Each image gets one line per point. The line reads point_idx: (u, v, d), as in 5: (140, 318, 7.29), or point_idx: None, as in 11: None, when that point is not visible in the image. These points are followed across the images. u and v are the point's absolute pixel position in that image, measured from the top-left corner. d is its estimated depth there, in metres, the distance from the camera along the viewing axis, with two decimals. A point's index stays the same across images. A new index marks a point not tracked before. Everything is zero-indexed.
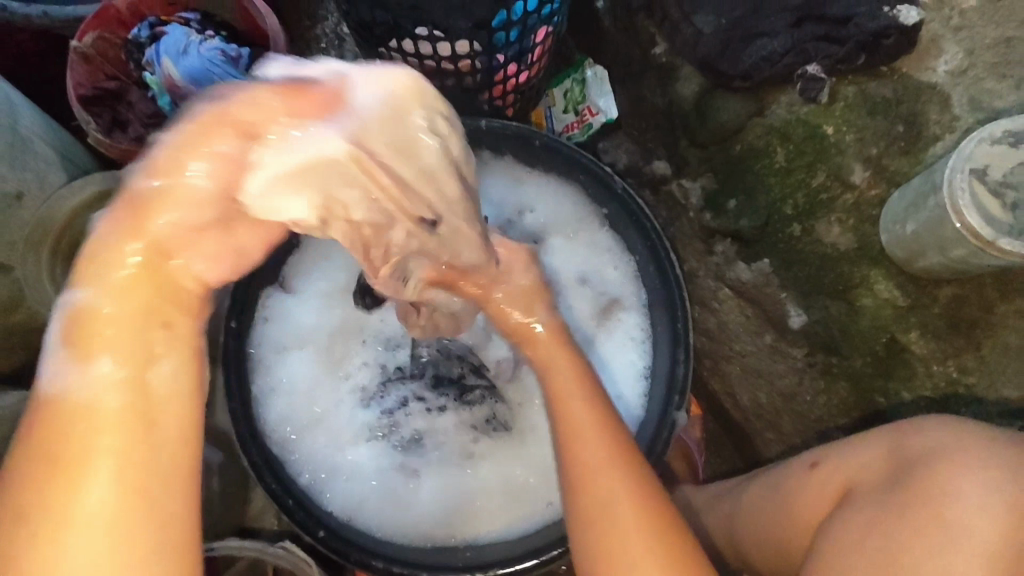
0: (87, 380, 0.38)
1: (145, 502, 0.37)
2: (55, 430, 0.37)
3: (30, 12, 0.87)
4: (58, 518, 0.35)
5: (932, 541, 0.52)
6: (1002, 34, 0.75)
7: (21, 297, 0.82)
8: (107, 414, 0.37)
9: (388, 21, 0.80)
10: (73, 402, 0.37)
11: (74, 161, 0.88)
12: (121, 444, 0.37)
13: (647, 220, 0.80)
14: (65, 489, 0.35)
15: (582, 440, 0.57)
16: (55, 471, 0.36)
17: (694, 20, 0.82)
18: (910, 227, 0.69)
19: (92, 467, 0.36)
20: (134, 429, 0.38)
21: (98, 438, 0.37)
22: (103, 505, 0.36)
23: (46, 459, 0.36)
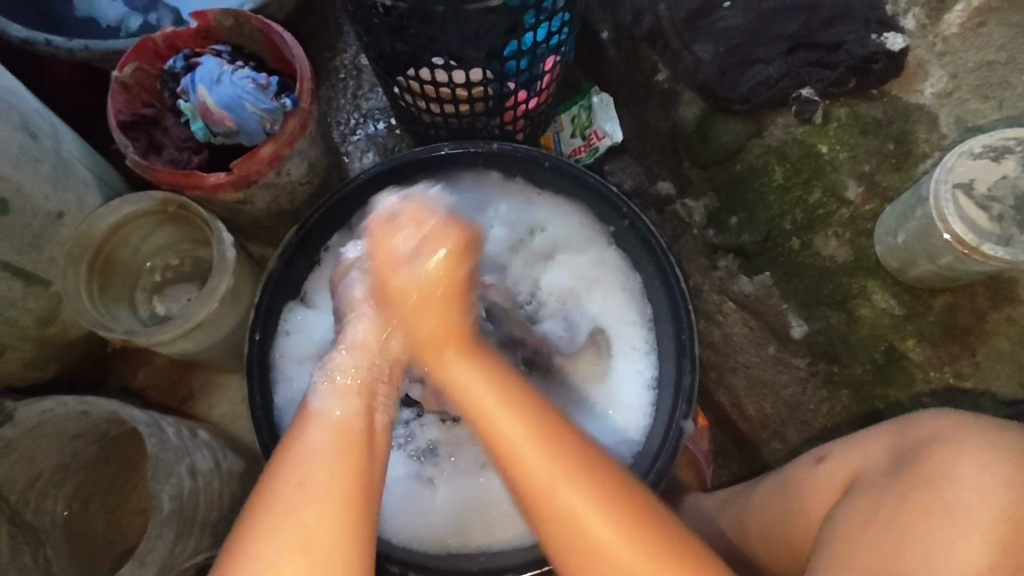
0: (344, 412, 0.60)
1: (365, 490, 0.55)
2: (322, 435, 0.57)
3: (75, 47, 0.93)
4: (317, 488, 0.53)
5: (931, 520, 0.55)
6: (983, 58, 0.79)
7: (59, 309, 0.88)
8: (355, 434, 0.58)
9: (407, 51, 0.85)
10: (331, 419, 0.59)
11: (110, 183, 0.94)
12: (354, 449, 0.57)
13: (653, 236, 0.83)
14: (311, 477, 0.54)
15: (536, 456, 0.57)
16: (328, 457, 0.55)
17: (694, 48, 0.87)
18: (901, 237, 0.73)
19: (337, 460, 0.56)
20: (360, 446, 0.57)
21: (348, 452, 0.56)
22: (333, 491, 0.53)
23: (312, 457, 0.55)
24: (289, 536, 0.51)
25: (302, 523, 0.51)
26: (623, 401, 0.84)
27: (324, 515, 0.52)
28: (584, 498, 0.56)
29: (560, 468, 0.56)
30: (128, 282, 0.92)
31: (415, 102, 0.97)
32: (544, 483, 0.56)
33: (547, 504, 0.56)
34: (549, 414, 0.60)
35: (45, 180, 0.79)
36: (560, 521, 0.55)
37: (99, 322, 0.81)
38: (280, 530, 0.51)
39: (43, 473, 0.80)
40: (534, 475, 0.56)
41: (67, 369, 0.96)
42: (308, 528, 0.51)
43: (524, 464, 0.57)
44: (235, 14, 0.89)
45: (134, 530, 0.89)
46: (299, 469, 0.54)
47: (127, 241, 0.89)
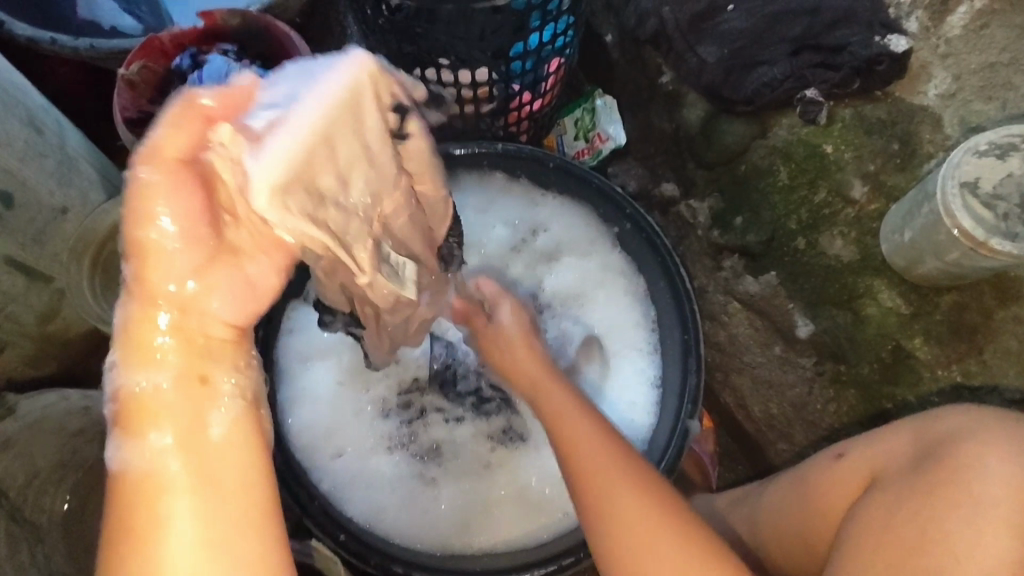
0: (150, 450, 0.39)
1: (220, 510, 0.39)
2: (139, 502, 0.38)
3: (79, 45, 0.92)
4: (145, 535, 0.37)
5: (957, 516, 0.55)
6: (986, 59, 0.80)
7: (59, 307, 0.87)
8: (187, 444, 0.39)
9: (414, 51, 0.85)
10: (133, 472, 0.38)
11: (113, 181, 0.93)
12: (185, 471, 0.39)
13: (658, 238, 0.82)
14: (150, 536, 0.37)
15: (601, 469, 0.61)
16: (150, 499, 0.38)
17: (698, 50, 0.88)
18: (908, 235, 0.74)
19: (170, 494, 0.38)
20: (189, 467, 0.39)
21: (181, 487, 0.38)
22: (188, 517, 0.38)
23: (139, 495, 0.38)
24: None
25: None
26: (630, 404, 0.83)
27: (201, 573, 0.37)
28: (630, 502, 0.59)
29: (636, 492, 0.59)
30: None
31: None
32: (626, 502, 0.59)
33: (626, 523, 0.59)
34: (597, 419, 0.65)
35: (50, 175, 0.79)
36: (630, 536, 0.58)
37: (103, 319, 0.87)
38: None
39: (42, 471, 0.80)
40: (609, 486, 0.60)
41: (67, 368, 0.95)
42: None
43: (596, 479, 0.61)
44: (243, 13, 0.90)
45: None
46: (126, 553, 0.37)
47: None
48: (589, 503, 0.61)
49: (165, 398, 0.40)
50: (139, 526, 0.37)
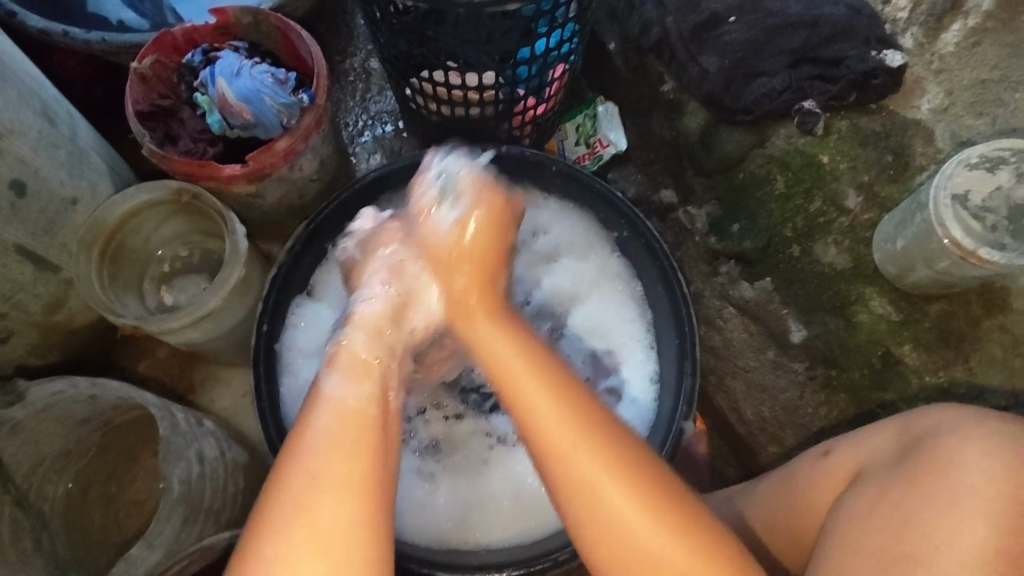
0: (349, 390, 0.60)
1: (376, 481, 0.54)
2: (336, 416, 0.57)
3: (91, 39, 0.93)
4: (325, 471, 0.53)
5: (937, 505, 0.57)
6: (978, 76, 0.83)
7: (66, 297, 0.88)
8: (367, 426, 0.58)
9: (422, 54, 0.87)
10: (345, 405, 0.58)
11: (122, 174, 0.94)
12: (366, 435, 0.57)
13: (657, 242, 0.83)
14: (322, 462, 0.54)
15: (559, 442, 0.57)
16: (344, 439, 0.56)
17: (700, 60, 0.90)
18: (900, 243, 0.76)
19: (351, 446, 0.56)
20: (366, 431, 0.57)
21: (359, 457, 0.55)
22: (355, 478, 0.54)
23: (328, 427, 0.56)
24: (308, 525, 0.51)
25: (310, 533, 0.51)
26: (619, 417, 0.82)
27: (328, 528, 0.51)
28: (581, 473, 0.56)
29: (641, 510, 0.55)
30: (136, 271, 0.92)
31: (425, 104, 0.98)
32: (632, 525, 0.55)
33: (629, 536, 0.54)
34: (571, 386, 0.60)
35: (61, 166, 0.80)
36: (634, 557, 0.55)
37: (107, 306, 0.81)
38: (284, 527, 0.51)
39: (46, 458, 0.82)
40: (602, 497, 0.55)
41: (70, 358, 0.96)
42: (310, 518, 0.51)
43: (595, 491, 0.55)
44: (254, 12, 0.90)
45: (134, 521, 0.90)
46: (303, 489, 0.53)
47: (138, 231, 0.90)
48: (562, 484, 0.57)
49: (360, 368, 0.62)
50: (316, 450, 0.55)
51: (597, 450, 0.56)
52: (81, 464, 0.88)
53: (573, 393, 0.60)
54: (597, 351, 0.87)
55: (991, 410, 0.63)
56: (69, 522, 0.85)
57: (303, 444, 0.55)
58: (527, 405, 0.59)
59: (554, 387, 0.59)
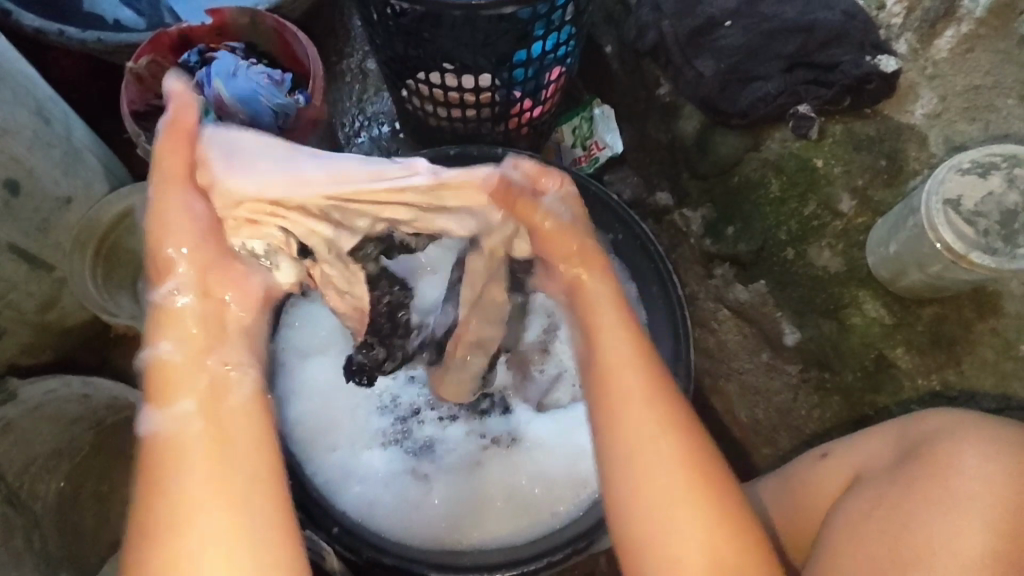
0: (169, 409, 0.45)
1: (242, 492, 0.43)
2: (163, 450, 0.44)
3: (87, 38, 0.93)
4: (174, 524, 0.41)
5: (936, 511, 0.57)
6: (971, 82, 0.83)
7: (59, 296, 0.88)
8: (219, 393, 0.46)
9: (419, 55, 0.87)
10: (171, 433, 0.44)
11: (117, 174, 0.94)
12: (215, 454, 0.44)
13: (651, 245, 0.84)
14: (165, 506, 0.42)
15: (616, 372, 0.52)
16: (174, 465, 0.43)
17: (696, 64, 0.90)
18: (893, 247, 0.77)
19: (195, 478, 0.43)
20: (212, 449, 0.44)
21: (229, 421, 0.45)
22: (207, 491, 0.42)
23: (174, 449, 0.44)
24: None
25: None
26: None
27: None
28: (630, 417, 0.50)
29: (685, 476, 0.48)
30: (130, 271, 0.92)
31: (422, 105, 0.98)
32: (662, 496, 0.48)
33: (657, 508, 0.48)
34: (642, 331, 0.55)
35: (55, 165, 0.80)
36: (651, 514, 0.48)
37: (101, 307, 0.83)
38: None
39: (38, 457, 0.81)
40: (648, 473, 0.49)
41: (64, 357, 0.96)
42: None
43: (647, 452, 0.49)
44: (251, 12, 0.91)
45: (126, 521, 0.88)
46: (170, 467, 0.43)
47: (133, 230, 0.90)
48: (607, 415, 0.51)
49: (181, 373, 0.46)
50: (155, 496, 0.42)
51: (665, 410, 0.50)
52: (74, 463, 0.88)
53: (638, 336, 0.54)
54: None
55: (987, 416, 0.63)
56: (60, 521, 0.85)
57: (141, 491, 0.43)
58: (610, 360, 0.52)
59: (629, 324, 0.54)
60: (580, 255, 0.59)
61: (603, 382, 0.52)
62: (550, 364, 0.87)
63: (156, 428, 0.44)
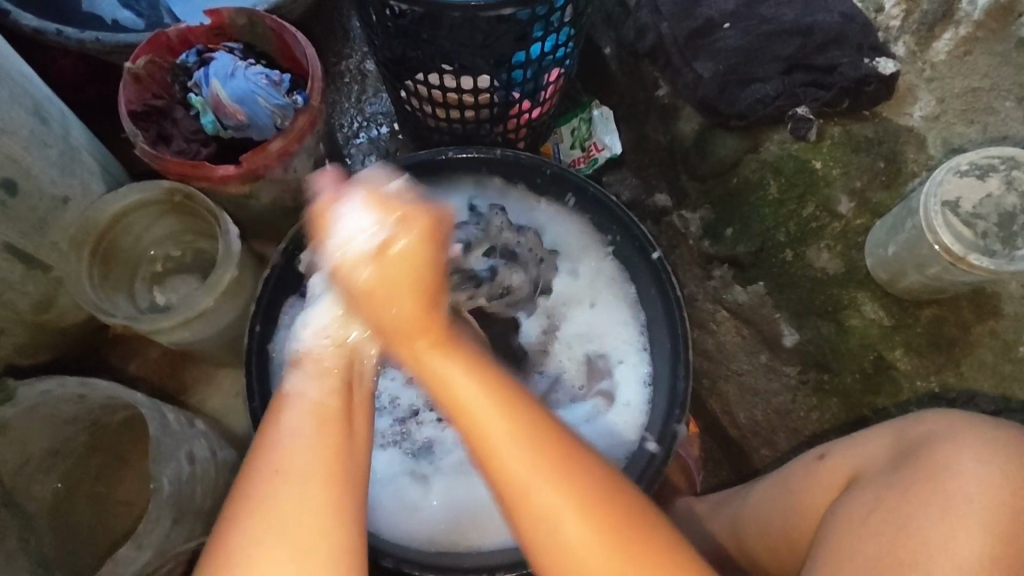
0: (314, 385, 0.57)
1: (341, 468, 0.52)
2: (291, 413, 0.54)
3: (85, 38, 0.93)
4: (284, 469, 0.51)
5: (933, 512, 0.57)
6: (969, 84, 0.83)
7: (55, 296, 0.88)
8: (333, 422, 0.54)
9: (418, 57, 0.87)
10: (301, 400, 0.55)
11: (114, 173, 0.94)
12: (328, 433, 0.53)
13: (650, 247, 0.83)
14: (283, 460, 0.51)
15: (478, 421, 0.52)
16: (302, 430, 0.53)
17: (695, 66, 0.90)
18: (891, 249, 0.77)
19: (310, 444, 0.52)
20: (333, 430, 0.54)
21: (323, 451, 0.52)
22: (315, 463, 0.51)
23: (294, 418, 0.54)
24: (276, 520, 0.49)
25: (275, 531, 0.49)
26: (613, 417, 0.83)
27: (292, 526, 0.49)
28: (506, 462, 0.52)
29: (596, 538, 0.51)
30: (127, 271, 0.92)
31: (421, 107, 0.98)
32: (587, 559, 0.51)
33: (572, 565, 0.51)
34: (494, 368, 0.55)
35: (52, 164, 0.80)
36: (553, 543, 0.51)
37: (99, 308, 0.81)
38: (248, 524, 0.50)
39: (33, 457, 0.81)
40: (559, 535, 0.51)
41: (60, 358, 0.96)
42: (276, 516, 0.49)
43: (556, 518, 0.51)
44: (250, 12, 0.90)
45: (122, 521, 0.88)
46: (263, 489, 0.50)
47: (130, 230, 0.89)
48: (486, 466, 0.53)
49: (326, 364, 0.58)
50: (277, 448, 0.52)
51: (548, 475, 0.51)
52: (69, 464, 0.87)
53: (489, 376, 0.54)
54: (593, 357, 0.86)
55: (987, 417, 0.63)
56: (56, 522, 0.85)
57: (268, 439, 0.53)
58: (471, 413, 0.53)
59: (478, 372, 0.54)
60: (420, 328, 0.55)
61: (474, 433, 0.53)
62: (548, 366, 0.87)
63: (293, 392, 0.56)
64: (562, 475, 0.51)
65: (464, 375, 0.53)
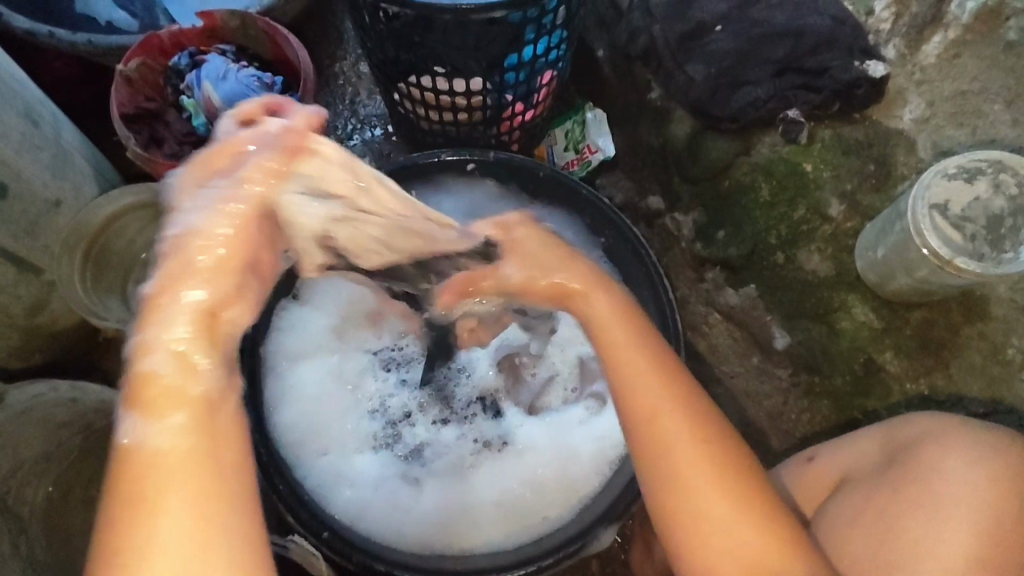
0: (158, 430, 0.41)
1: (215, 527, 0.40)
2: (136, 473, 0.40)
3: (77, 40, 0.92)
4: (145, 549, 0.39)
5: (920, 514, 0.58)
6: (958, 87, 0.84)
7: (48, 299, 0.88)
8: (200, 466, 0.41)
9: (410, 59, 0.87)
10: (147, 450, 0.41)
11: (107, 177, 0.94)
12: (198, 486, 0.41)
13: (643, 248, 0.84)
14: (145, 529, 0.39)
15: (634, 378, 0.56)
16: (151, 493, 0.40)
17: (687, 68, 0.90)
18: (881, 252, 0.77)
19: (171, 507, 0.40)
20: (191, 481, 0.41)
21: (195, 505, 0.40)
22: (186, 524, 0.40)
23: (145, 470, 0.40)
24: None
25: None
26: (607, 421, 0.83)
27: None
28: (663, 426, 0.54)
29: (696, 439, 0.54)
30: (121, 275, 0.92)
31: (414, 109, 0.98)
32: (683, 457, 0.54)
33: (685, 477, 0.53)
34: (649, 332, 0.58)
35: (44, 168, 0.80)
36: (692, 510, 0.53)
37: None
38: None
39: (26, 462, 0.81)
40: (668, 432, 0.54)
41: (54, 360, 0.96)
42: None
43: (668, 447, 0.54)
44: (242, 15, 0.90)
45: None
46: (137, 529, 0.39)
47: (122, 234, 0.90)
48: (632, 424, 0.55)
49: (171, 397, 0.41)
50: (134, 517, 0.40)
51: (660, 365, 0.57)
52: (61, 469, 0.87)
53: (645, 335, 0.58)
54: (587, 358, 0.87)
55: (973, 420, 0.63)
56: None
57: (116, 511, 0.40)
58: (627, 364, 0.56)
59: (640, 335, 0.58)
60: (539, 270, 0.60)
61: (622, 386, 0.56)
62: (541, 369, 0.88)
63: (131, 443, 0.41)
64: (671, 380, 0.56)
65: (625, 331, 0.57)
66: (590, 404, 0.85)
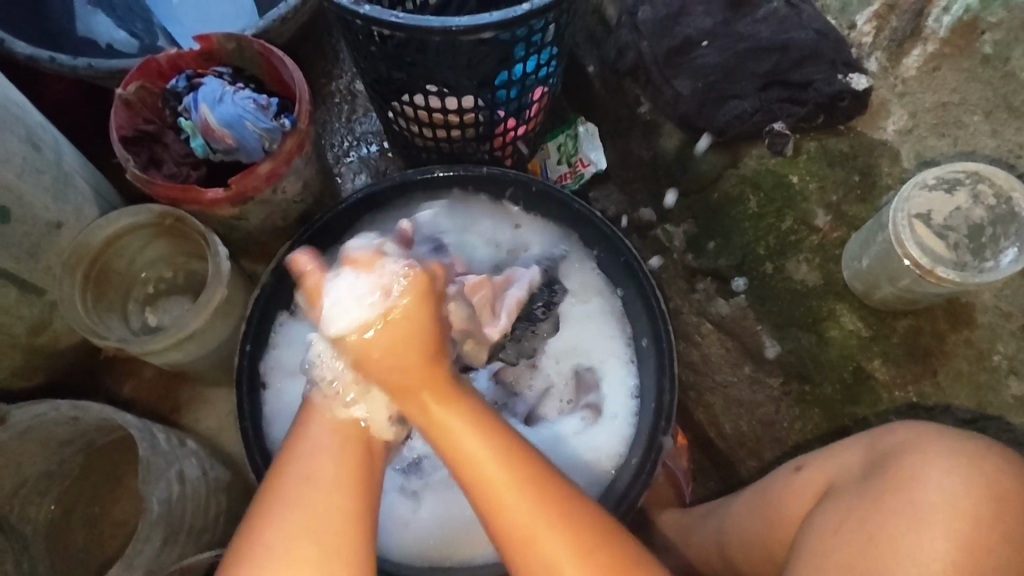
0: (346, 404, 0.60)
1: (357, 481, 0.56)
2: (314, 421, 0.59)
3: (78, 65, 0.94)
4: (302, 480, 0.55)
5: (900, 521, 0.58)
6: (939, 99, 0.85)
7: (49, 319, 0.90)
8: (355, 438, 0.58)
9: (403, 78, 0.89)
10: (323, 413, 0.60)
11: (108, 197, 0.95)
12: (352, 450, 0.57)
13: (635, 260, 0.84)
14: (304, 465, 0.56)
15: (495, 491, 0.55)
16: (341, 444, 0.57)
17: (674, 83, 0.92)
18: (865, 261, 0.79)
19: (331, 456, 0.57)
20: (354, 444, 0.58)
21: (344, 464, 0.56)
22: (334, 472, 0.55)
23: (316, 449, 0.57)
24: (305, 513, 0.53)
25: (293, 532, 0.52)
26: (595, 436, 0.83)
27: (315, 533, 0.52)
28: (533, 538, 0.54)
29: (572, 551, 0.53)
30: (121, 293, 0.93)
31: (408, 127, 1.00)
32: (548, 549, 0.53)
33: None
34: (504, 434, 0.57)
35: (45, 190, 0.82)
36: None
37: (93, 329, 0.82)
38: (271, 524, 0.53)
39: (29, 479, 0.83)
40: (548, 558, 0.53)
41: (55, 379, 0.98)
42: (292, 518, 0.53)
43: (548, 564, 0.53)
44: (238, 38, 0.92)
45: (115, 541, 0.90)
46: (288, 505, 0.53)
47: (122, 254, 0.91)
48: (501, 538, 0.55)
49: (342, 423, 0.59)
50: (309, 458, 0.56)
51: (512, 470, 0.55)
52: (64, 486, 0.89)
53: (498, 433, 0.57)
54: (581, 369, 0.87)
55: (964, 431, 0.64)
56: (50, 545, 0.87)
57: (303, 446, 0.57)
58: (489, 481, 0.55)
59: (487, 438, 0.56)
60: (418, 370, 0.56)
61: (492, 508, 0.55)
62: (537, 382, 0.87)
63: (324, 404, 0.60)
64: (524, 469, 0.55)
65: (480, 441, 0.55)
66: (591, 415, 0.85)
